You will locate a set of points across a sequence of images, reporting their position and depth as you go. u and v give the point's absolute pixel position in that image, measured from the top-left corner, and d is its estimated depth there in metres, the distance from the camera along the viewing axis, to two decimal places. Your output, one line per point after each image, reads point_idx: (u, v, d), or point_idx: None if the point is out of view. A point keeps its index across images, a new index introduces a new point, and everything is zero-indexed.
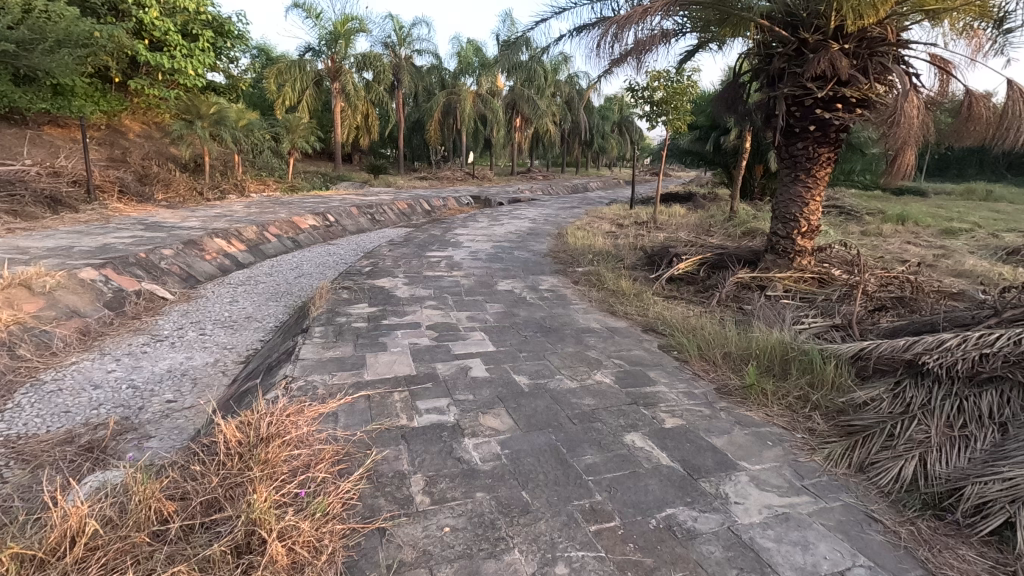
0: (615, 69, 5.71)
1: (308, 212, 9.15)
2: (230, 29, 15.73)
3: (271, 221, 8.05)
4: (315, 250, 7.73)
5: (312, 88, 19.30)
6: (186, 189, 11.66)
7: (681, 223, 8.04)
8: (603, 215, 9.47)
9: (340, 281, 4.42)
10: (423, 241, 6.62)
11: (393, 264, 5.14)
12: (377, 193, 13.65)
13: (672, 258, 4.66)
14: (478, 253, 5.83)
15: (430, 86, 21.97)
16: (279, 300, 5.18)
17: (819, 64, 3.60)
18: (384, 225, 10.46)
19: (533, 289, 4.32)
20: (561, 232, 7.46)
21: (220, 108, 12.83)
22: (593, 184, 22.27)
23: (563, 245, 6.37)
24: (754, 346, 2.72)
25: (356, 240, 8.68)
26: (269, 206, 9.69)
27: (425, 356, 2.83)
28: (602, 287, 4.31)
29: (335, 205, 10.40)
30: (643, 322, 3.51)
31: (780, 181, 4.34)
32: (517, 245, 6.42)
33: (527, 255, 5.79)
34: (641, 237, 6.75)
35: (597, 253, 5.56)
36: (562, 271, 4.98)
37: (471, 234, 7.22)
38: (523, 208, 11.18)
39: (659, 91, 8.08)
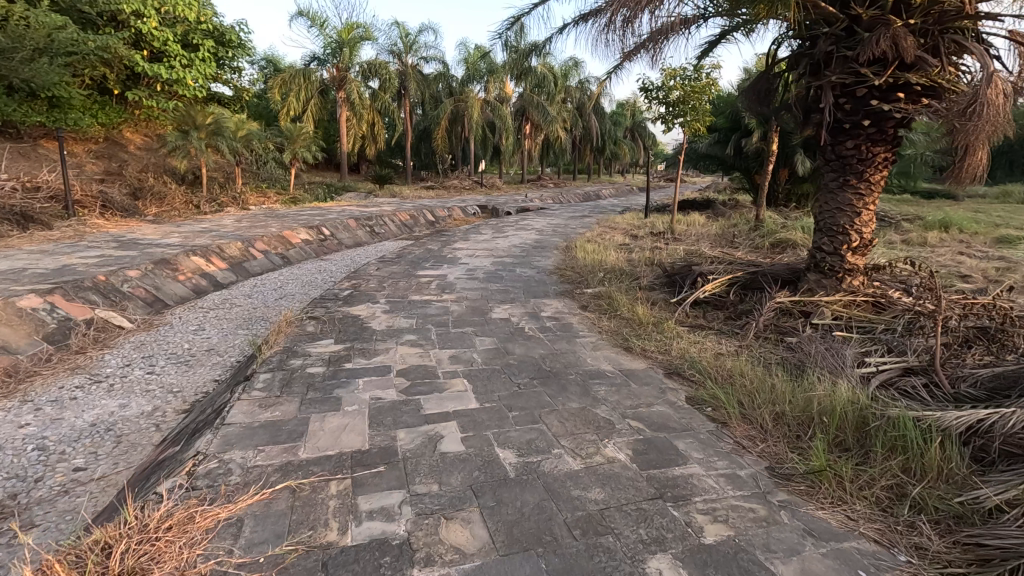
0: (627, 64, 5.10)
1: (301, 226, 8.63)
2: (232, 39, 15.46)
3: (258, 237, 7.52)
4: (305, 267, 7.18)
5: (317, 98, 18.96)
6: (181, 203, 11.23)
7: (701, 233, 7.36)
8: (616, 224, 8.82)
9: (310, 309, 3.83)
10: (417, 257, 6.04)
11: (377, 286, 4.55)
12: (380, 204, 13.17)
13: (696, 278, 4.01)
14: (476, 271, 5.23)
15: (437, 94, 21.55)
16: (251, 328, 4.60)
17: (878, 44, 2.94)
18: (384, 238, 9.90)
19: (534, 317, 3.70)
20: (569, 245, 6.82)
21: (218, 118, 12.43)
22: (606, 191, 21.62)
23: (571, 260, 5.73)
24: (816, 407, 2.06)
25: (350, 255, 8.13)
26: (262, 220, 9.20)
27: (385, 419, 2.20)
28: (615, 315, 3.66)
29: (332, 217, 9.90)
30: (665, 364, 2.85)
31: (824, 187, 3.67)
32: (520, 262, 5.81)
33: (530, 274, 5.17)
34: (658, 251, 6.09)
35: (609, 271, 4.92)
36: (568, 293, 4.34)
37: (471, 249, 6.62)
38: (530, 218, 10.59)
39: (675, 91, 7.43)
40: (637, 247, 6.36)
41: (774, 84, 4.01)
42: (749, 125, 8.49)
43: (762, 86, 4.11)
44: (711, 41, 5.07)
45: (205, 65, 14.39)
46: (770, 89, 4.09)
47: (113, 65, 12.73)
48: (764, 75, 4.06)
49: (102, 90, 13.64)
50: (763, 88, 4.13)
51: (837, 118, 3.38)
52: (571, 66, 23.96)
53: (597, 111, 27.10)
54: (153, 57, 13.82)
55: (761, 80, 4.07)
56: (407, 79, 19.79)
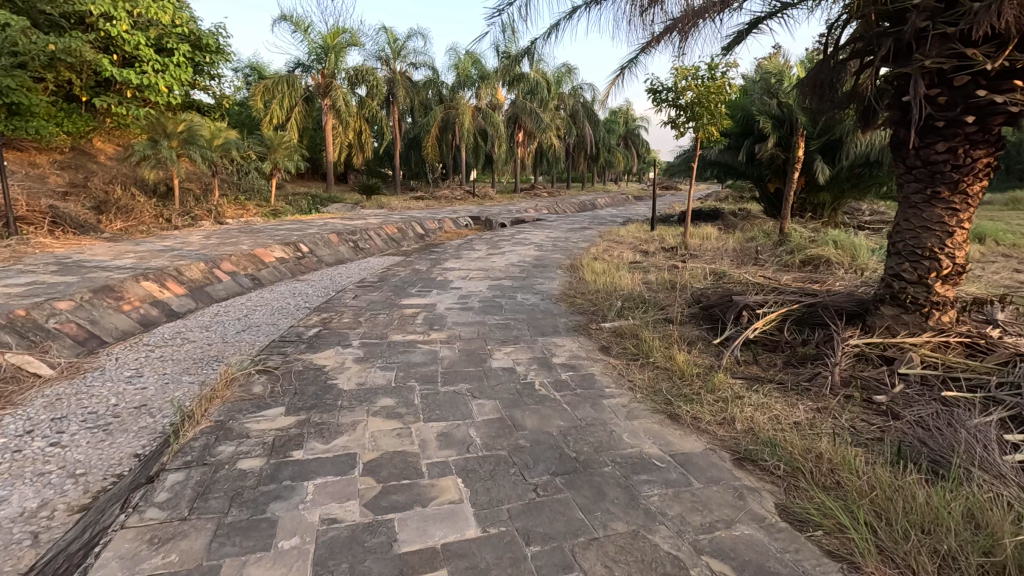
0: (645, 56, 4.40)
1: (276, 242, 7.84)
2: (211, 43, 14.72)
3: (225, 256, 6.72)
4: (278, 291, 6.39)
5: (301, 106, 18.23)
6: (151, 217, 10.42)
7: (719, 249, 6.67)
8: (622, 238, 8.11)
9: (263, 358, 3.04)
10: (403, 280, 5.27)
11: (352, 321, 3.78)
12: (366, 216, 12.40)
13: (741, 312, 3.28)
14: (470, 299, 4.47)
15: (427, 101, 20.87)
16: (199, 372, 3.80)
17: (997, 18, 2.23)
18: (369, 255, 9.12)
19: (546, 367, 2.94)
20: (574, 265, 6.08)
21: (192, 125, 11.57)
22: (602, 200, 21.01)
23: (578, 284, 4.98)
24: (1014, 556, 1.32)
25: (330, 275, 7.36)
26: (234, 235, 8.42)
27: (338, 567, 1.43)
28: (647, 363, 2.92)
29: (312, 232, 9.12)
30: (732, 446, 2.09)
31: (903, 201, 2.95)
32: (520, 285, 5.07)
33: (533, 302, 4.41)
34: (677, 271, 5.36)
35: (628, 298, 4.19)
36: (583, 330, 3.58)
37: (464, 269, 5.87)
38: (527, 231, 9.86)
39: (689, 92, 6.72)
40: (652, 267, 5.63)
41: (838, 72, 3.26)
42: (765, 128, 7.93)
43: (822, 76, 3.36)
44: (742, 29, 4.34)
45: (182, 70, 13.58)
46: (832, 79, 3.34)
47: (79, 70, 11.94)
48: (824, 62, 3.31)
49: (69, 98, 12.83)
50: (822, 79, 3.38)
51: (928, 112, 2.67)
52: (565, 73, 23.40)
53: (591, 118, 26.54)
54: (124, 62, 13.00)
55: (821, 69, 3.31)
56: (395, 86, 19.14)
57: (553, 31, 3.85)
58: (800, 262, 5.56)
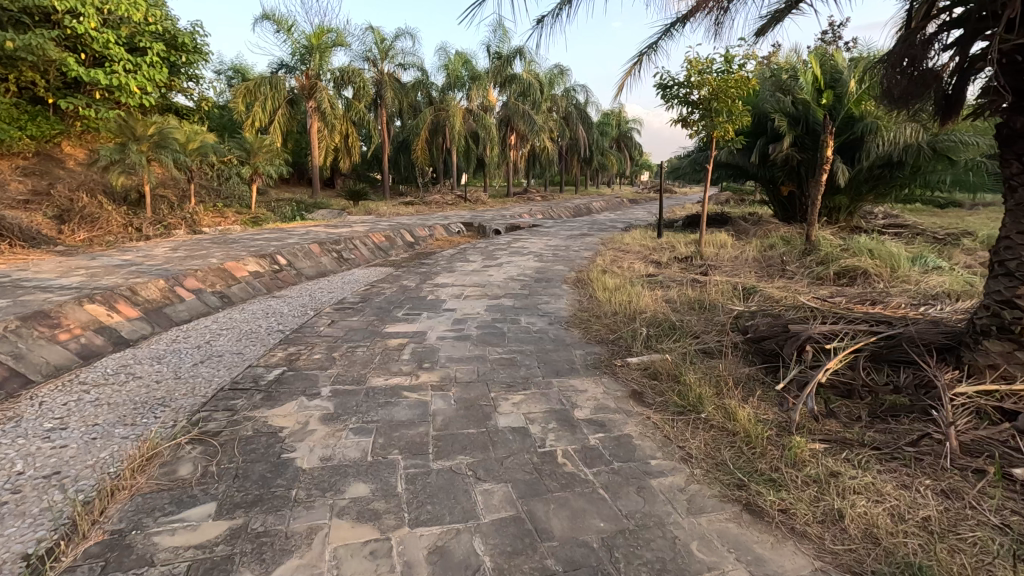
0: (668, 38, 3.76)
1: (250, 254, 7.14)
2: (188, 42, 13.99)
3: (190, 271, 6.01)
4: (249, 311, 5.70)
5: (285, 108, 17.50)
6: (119, 226, 9.66)
7: (738, 260, 6.07)
8: (627, 246, 7.50)
9: (202, 418, 2.36)
10: (388, 300, 4.61)
11: (324, 358, 3.11)
12: (352, 223, 11.68)
13: (805, 346, 2.64)
14: (466, 325, 3.82)
15: (416, 103, 20.21)
16: (137, 421, 3.11)
17: None
18: (353, 266, 8.43)
19: (568, 427, 2.28)
20: (581, 280, 5.44)
21: (163, 128, 10.82)
22: (597, 204, 20.46)
23: (590, 304, 4.34)
24: None
25: (311, 290, 6.68)
26: (205, 246, 7.70)
27: None
28: (697, 420, 2.28)
29: (292, 242, 8.42)
30: (853, 569, 1.45)
31: (1016, 209, 2.32)
32: (524, 305, 4.43)
33: (541, 328, 3.76)
34: (700, 287, 4.74)
35: (653, 323, 3.56)
36: (606, 367, 2.94)
37: (458, 285, 5.22)
38: (524, 239, 9.22)
39: (701, 88, 6.12)
40: (671, 282, 4.99)
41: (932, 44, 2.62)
42: (780, 125, 7.42)
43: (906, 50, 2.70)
44: (779, 9, 3.72)
45: (156, 70, 12.82)
46: (919, 54, 2.69)
47: (43, 70, 11.17)
48: (909, 35, 2.66)
49: (34, 100, 12.05)
50: (904, 54, 2.73)
51: None
52: (557, 74, 22.87)
53: (584, 120, 25.97)
54: (93, 62, 12.24)
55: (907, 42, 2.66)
56: (383, 88, 18.50)
57: (563, 7, 3.19)
58: (834, 274, 4.97)
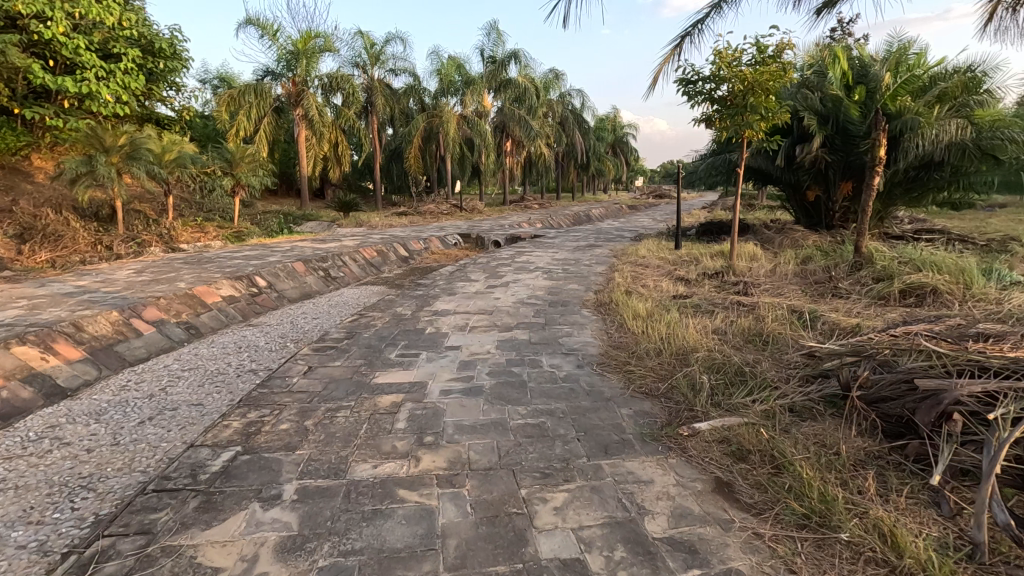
0: (718, 12, 3.06)
1: (225, 276, 6.37)
2: (165, 48, 13.19)
3: (151, 299, 5.24)
4: (218, 345, 4.93)
5: (271, 116, 16.76)
6: (87, 244, 8.84)
7: (778, 276, 5.35)
8: (645, 260, 6.79)
9: (99, 553, 1.60)
10: (378, 335, 3.86)
11: (292, 430, 2.36)
12: (341, 237, 10.94)
13: (951, 415, 1.90)
14: (476, 371, 3.07)
15: (408, 110, 19.56)
16: (44, 518, 2.33)
17: None
18: (342, 286, 7.67)
19: (646, 558, 1.53)
20: (602, 303, 4.72)
21: (135, 138, 10.01)
22: (596, 211, 19.77)
23: (622, 338, 3.61)
24: None
25: (293, 317, 5.92)
26: (175, 267, 6.91)
27: None
28: (836, 543, 1.54)
29: (273, 260, 7.67)
30: None
31: None
32: (543, 340, 3.68)
33: (569, 373, 3.01)
34: (749, 312, 4.02)
35: (713, 368, 2.83)
36: (670, 441, 2.20)
37: (461, 312, 4.48)
38: (528, 252, 8.50)
39: (728, 84, 5.36)
40: (711, 306, 4.26)
41: None
42: (810, 127, 6.80)
43: None
44: None
45: (132, 78, 12.04)
46: None
47: (7, 77, 10.35)
48: None
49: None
50: None
51: None
52: (552, 79, 22.33)
53: (580, 126, 25.37)
54: (64, 69, 11.45)
55: None
56: (373, 94, 17.85)
57: None
58: (900, 292, 4.26)
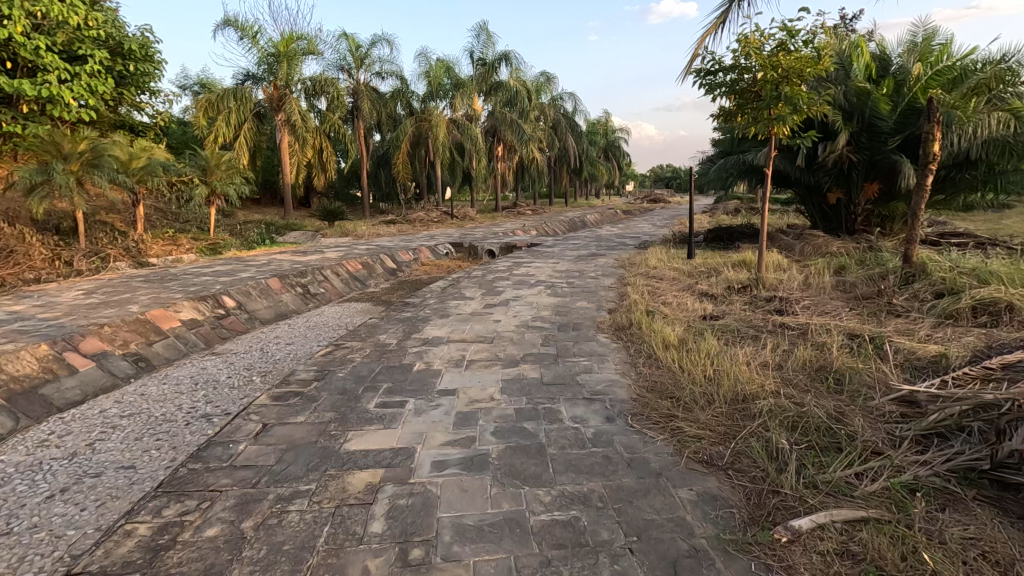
0: None
1: (186, 296, 5.64)
2: (135, 49, 12.30)
3: (93, 327, 4.50)
4: (171, 382, 4.20)
5: (251, 121, 16.01)
6: (43, 261, 8.05)
7: (816, 290, 4.71)
8: (657, 271, 6.15)
9: None
10: (354, 375, 3.15)
11: (221, 541, 1.66)
12: (324, 248, 10.21)
13: None
14: (478, 431, 2.38)
15: (395, 114, 18.91)
16: None
17: None
18: (323, 304, 6.94)
19: None
20: (619, 326, 4.05)
21: (98, 144, 9.21)
22: (591, 217, 19.18)
23: (655, 374, 2.95)
24: None
25: (263, 344, 5.20)
26: (132, 286, 6.16)
27: None
28: None
29: (246, 276, 6.93)
30: None
31: None
32: (558, 379, 2.99)
33: (599, 432, 2.33)
34: (800, 338, 3.36)
35: (789, 426, 2.18)
36: (766, 553, 1.53)
37: (456, 341, 3.78)
38: (526, 263, 7.84)
39: (753, 71, 4.74)
40: (753, 330, 3.60)
41: None
42: (837, 123, 6.23)
43: None
44: None
45: (99, 81, 11.24)
46: None
47: None
48: None
49: None
50: None
51: None
52: (543, 82, 21.80)
53: (572, 130, 24.85)
54: (24, 72, 10.63)
55: None
56: (359, 98, 17.17)
57: None
58: (972, 309, 3.62)
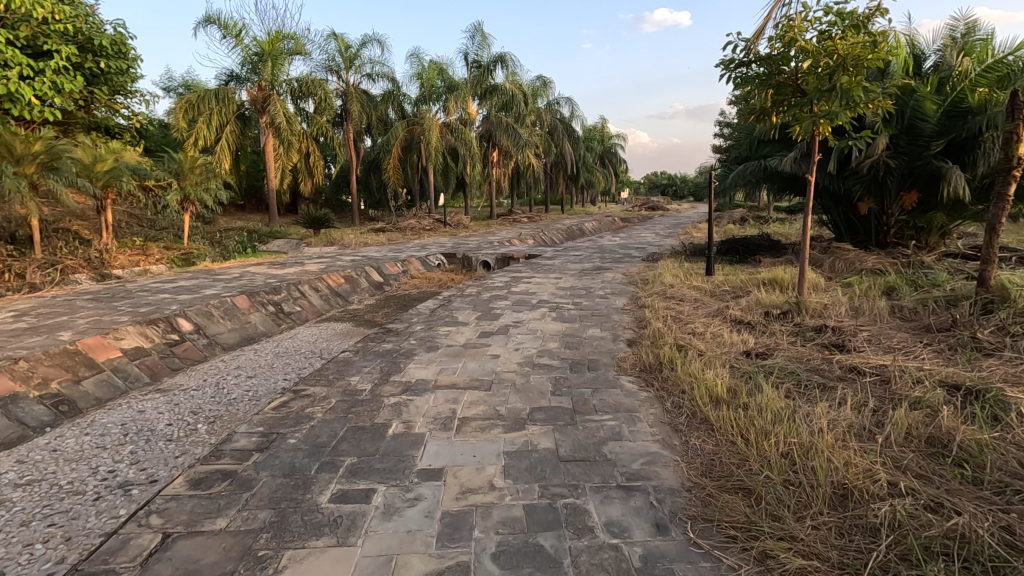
0: None
1: (133, 320, 4.85)
2: (104, 44, 11.24)
3: (6, 362, 3.70)
4: (96, 432, 3.41)
5: (234, 124, 15.23)
6: None
7: (871, 319, 3.99)
8: (676, 291, 5.43)
9: None
10: (309, 443, 2.39)
11: None
12: (305, 260, 9.44)
13: None
14: (474, 555, 1.62)
15: (387, 118, 18.19)
16: None
17: None
18: (298, 324, 6.17)
19: None
20: (645, 366, 3.31)
21: (55, 144, 8.37)
22: (590, 224, 18.51)
23: (709, 449, 2.21)
24: None
25: (219, 378, 4.41)
26: (76, 306, 5.36)
27: None
28: None
29: (210, 293, 6.14)
30: None
31: None
32: (579, 452, 2.25)
33: (651, 560, 1.58)
34: (885, 390, 2.63)
35: (945, 559, 1.45)
36: None
37: (446, 387, 3.02)
38: (525, 278, 7.10)
39: (798, 61, 4.03)
40: (818, 375, 2.86)
41: None
42: (877, 124, 5.55)
43: None
44: None
45: (66, 78, 10.31)
46: None
47: None
48: None
49: None
50: None
51: None
52: (540, 86, 21.26)
53: (569, 135, 24.30)
54: None
55: None
56: (349, 101, 16.46)
57: None
58: None
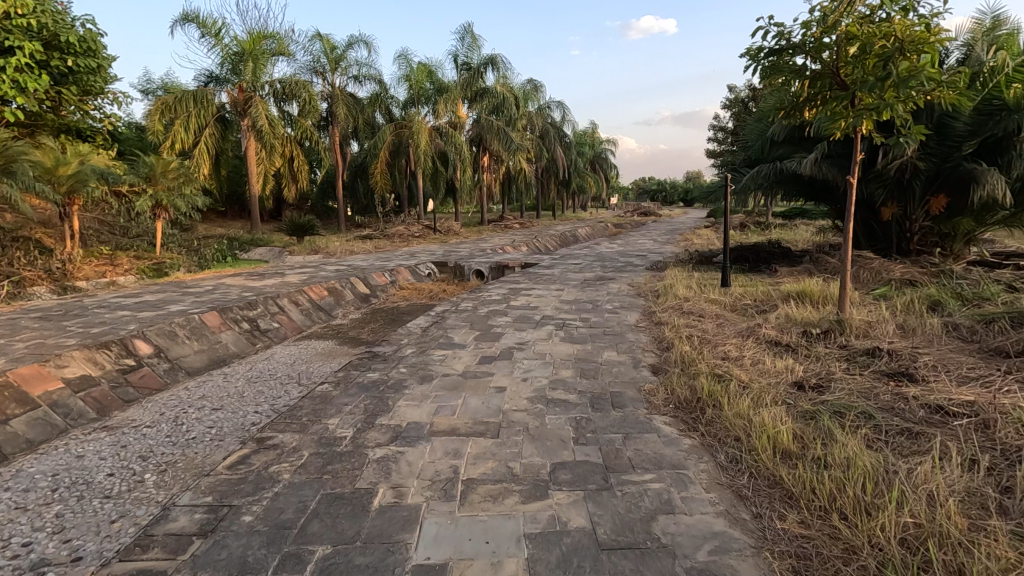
0: None
1: (81, 344, 4.23)
2: (72, 42, 10.42)
3: None
4: (19, 486, 2.80)
5: (214, 127, 14.56)
6: None
7: (925, 340, 3.51)
8: (694, 305, 4.91)
9: None
10: (270, 522, 1.83)
11: None
12: (285, 270, 8.83)
13: None
14: None
15: (374, 121, 17.62)
16: None
17: None
18: (275, 343, 5.58)
19: None
20: (680, 403, 2.77)
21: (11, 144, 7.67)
22: (583, 231, 18.07)
23: (796, 532, 1.68)
24: None
25: (179, 411, 3.81)
26: (19, 326, 4.72)
27: None
28: None
29: (176, 309, 5.52)
30: None
31: None
32: (624, 535, 1.71)
33: None
34: (988, 439, 2.14)
35: None
36: None
37: (445, 433, 2.48)
38: (524, 289, 6.56)
39: (838, 48, 3.60)
40: (896, 417, 2.37)
41: None
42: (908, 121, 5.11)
43: None
44: None
45: (29, 78, 9.53)
46: None
47: None
48: None
49: None
50: None
51: None
52: (530, 90, 20.82)
53: (560, 140, 23.88)
54: None
55: None
56: (335, 103, 15.86)
57: None
58: None
